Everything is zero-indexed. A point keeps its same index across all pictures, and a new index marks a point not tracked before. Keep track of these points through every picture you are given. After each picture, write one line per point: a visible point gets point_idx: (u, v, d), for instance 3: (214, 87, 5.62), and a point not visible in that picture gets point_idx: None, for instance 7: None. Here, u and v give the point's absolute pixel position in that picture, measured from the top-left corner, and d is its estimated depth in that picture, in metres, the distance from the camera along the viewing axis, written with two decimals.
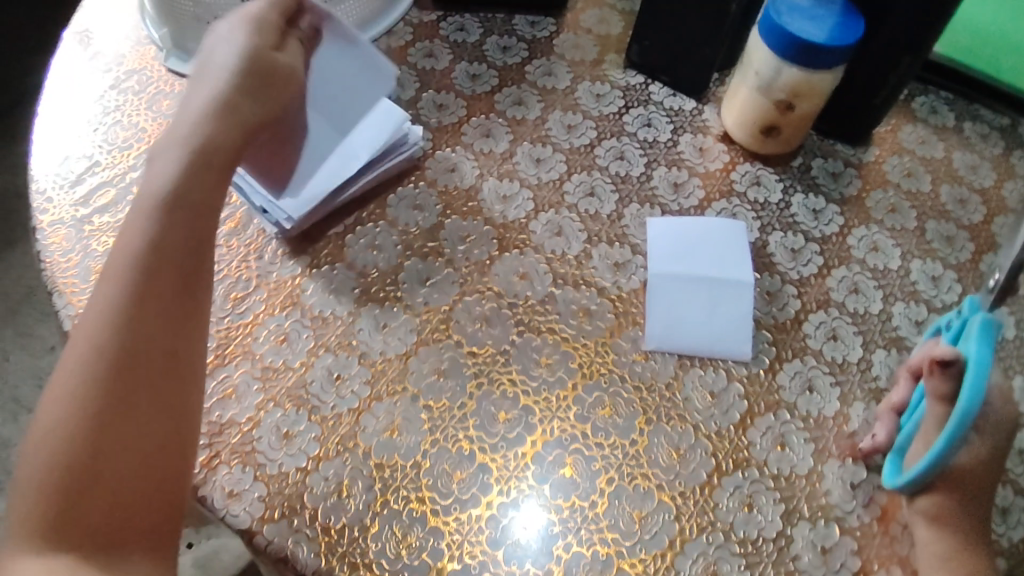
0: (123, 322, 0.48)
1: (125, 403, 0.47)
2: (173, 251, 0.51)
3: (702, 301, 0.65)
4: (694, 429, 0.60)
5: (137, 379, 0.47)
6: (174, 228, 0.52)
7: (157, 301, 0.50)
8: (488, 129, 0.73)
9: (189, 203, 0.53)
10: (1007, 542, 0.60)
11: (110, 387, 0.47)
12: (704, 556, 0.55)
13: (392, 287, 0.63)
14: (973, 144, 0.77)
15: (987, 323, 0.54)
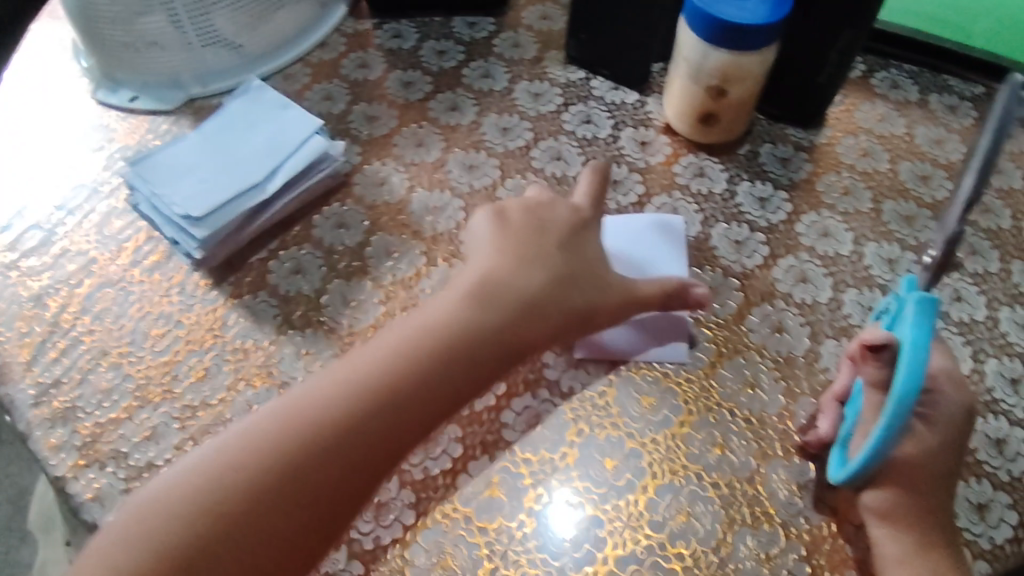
0: (354, 426, 0.47)
1: (285, 491, 0.45)
2: (415, 391, 0.49)
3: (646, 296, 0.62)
4: (628, 438, 0.58)
5: (302, 481, 0.45)
6: (450, 375, 0.50)
7: (365, 434, 0.47)
8: (420, 138, 0.71)
9: (466, 373, 0.50)
10: (986, 543, 0.56)
11: (267, 480, 0.45)
12: (638, 571, 0.53)
13: (315, 311, 0.62)
14: (940, 117, 0.74)
15: (924, 304, 0.49)
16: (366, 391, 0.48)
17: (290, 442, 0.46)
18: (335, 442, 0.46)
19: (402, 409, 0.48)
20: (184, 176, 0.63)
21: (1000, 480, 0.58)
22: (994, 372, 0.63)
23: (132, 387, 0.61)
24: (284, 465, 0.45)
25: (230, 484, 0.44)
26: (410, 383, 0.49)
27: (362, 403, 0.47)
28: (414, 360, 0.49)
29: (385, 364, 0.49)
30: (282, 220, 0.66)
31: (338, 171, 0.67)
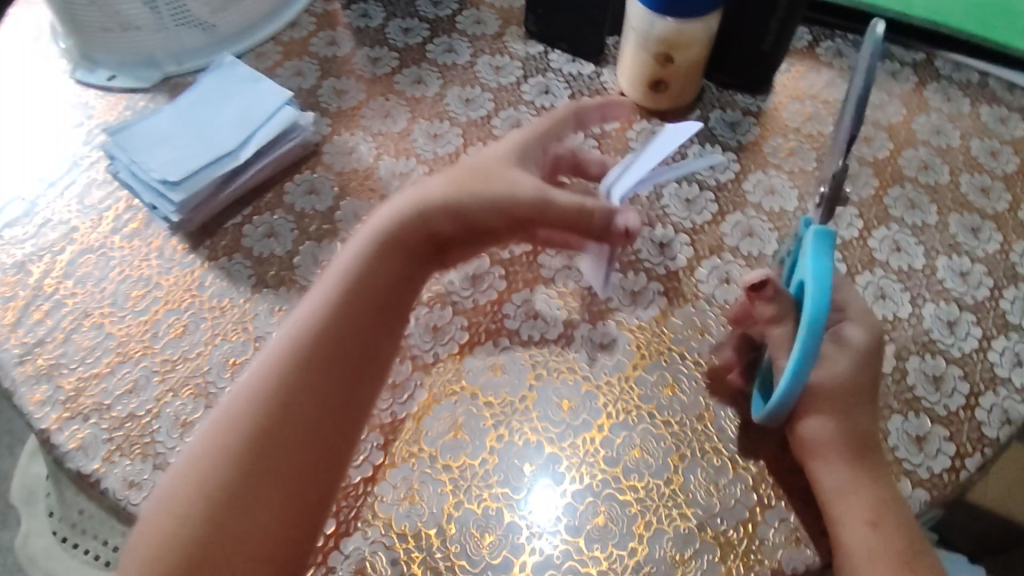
0: (284, 364, 0.52)
1: (271, 440, 0.50)
2: (349, 329, 0.55)
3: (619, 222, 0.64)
4: (584, 381, 0.62)
5: (282, 430, 0.51)
6: (349, 291, 0.55)
7: (334, 369, 0.54)
8: (387, 109, 0.74)
9: (359, 284, 0.56)
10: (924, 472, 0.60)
11: (251, 450, 0.49)
12: (593, 502, 0.57)
13: (288, 271, 0.66)
14: (881, 83, 0.79)
15: (822, 236, 0.53)
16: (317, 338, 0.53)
17: (254, 410, 0.51)
18: (296, 387, 0.52)
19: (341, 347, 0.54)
20: (161, 145, 0.66)
21: (936, 414, 0.62)
22: (931, 315, 0.66)
23: (114, 344, 0.64)
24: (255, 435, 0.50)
25: (221, 460, 0.49)
26: (350, 321, 0.55)
27: (308, 353, 0.53)
28: (331, 302, 0.55)
29: (316, 311, 0.54)
30: (255, 187, 0.70)
31: (308, 141, 0.71)
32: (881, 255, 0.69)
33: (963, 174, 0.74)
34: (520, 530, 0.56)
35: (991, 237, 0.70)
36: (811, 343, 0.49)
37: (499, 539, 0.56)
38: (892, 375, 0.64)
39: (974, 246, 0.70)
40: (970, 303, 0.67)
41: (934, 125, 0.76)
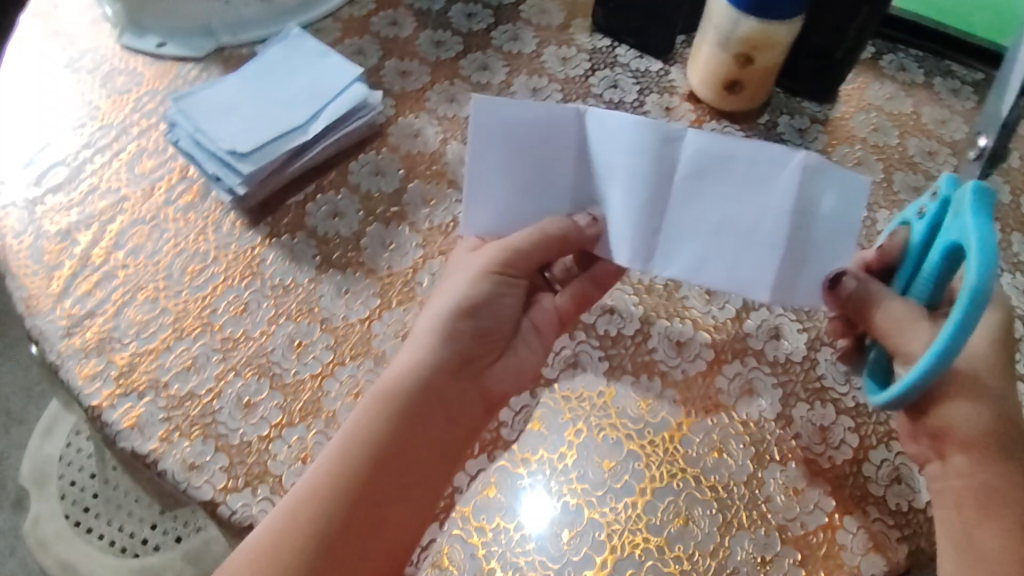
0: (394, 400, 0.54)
1: (383, 463, 0.51)
2: (432, 385, 0.54)
3: (617, 192, 0.56)
4: (662, 378, 0.61)
5: (365, 486, 0.50)
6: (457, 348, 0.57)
7: (420, 422, 0.53)
8: (453, 94, 0.72)
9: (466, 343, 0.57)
10: None
11: (320, 514, 0.48)
12: (675, 502, 0.56)
13: (354, 252, 0.63)
14: (942, 98, 0.77)
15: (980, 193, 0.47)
16: (384, 401, 0.53)
17: (370, 434, 0.51)
18: (401, 411, 0.53)
19: (432, 400, 0.54)
20: (228, 114, 0.66)
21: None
22: None
23: (170, 320, 0.61)
24: (331, 499, 0.49)
25: (300, 522, 0.48)
26: (432, 373, 0.54)
27: (380, 419, 0.52)
28: (410, 369, 0.54)
29: (429, 350, 0.56)
30: (321, 164, 0.67)
31: (374, 121, 0.69)
32: None
33: None
34: (601, 527, 0.54)
35: None
36: (969, 318, 0.43)
37: (580, 535, 0.54)
38: None
39: None
40: None
41: None
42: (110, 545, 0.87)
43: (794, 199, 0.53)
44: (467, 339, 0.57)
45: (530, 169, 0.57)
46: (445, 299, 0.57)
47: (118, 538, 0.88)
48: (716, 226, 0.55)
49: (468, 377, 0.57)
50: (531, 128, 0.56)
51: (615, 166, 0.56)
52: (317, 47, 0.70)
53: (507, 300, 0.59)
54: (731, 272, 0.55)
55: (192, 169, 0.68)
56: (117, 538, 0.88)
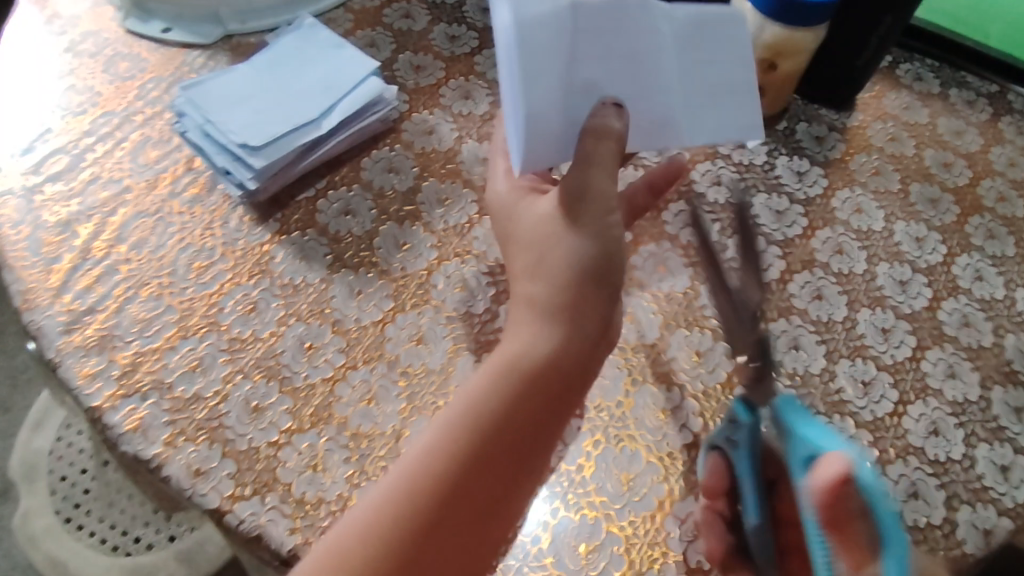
0: (461, 443, 0.42)
1: (455, 495, 0.41)
2: (550, 373, 0.44)
3: (620, 61, 0.48)
4: (681, 388, 0.59)
5: (474, 476, 0.41)
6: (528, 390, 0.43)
7: (534, 406, 0.43)
8: (468, 91, 0.70)
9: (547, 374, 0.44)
10: (1011, 501, 0.57)
11: (422, 505, 0.40)
12: (694, 516, 0.54)
13: (367, 251, 0.62)
14: (958, 110, 0.77)
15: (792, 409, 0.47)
16: (506, 372, 0.44)
17: (434, 458, 0.41)
18: (478, 434, 0.42)
19: (544, 387, 0.44)
20: (238, 105, 0.64)
21: (1019, 445, 0.59)
22: (1013, 346, 0.64)
23: (175, 318, 0.58)
24: (433, 489, 0.41)
25: (397, 515, 0.40)
26: (563, 353, 0.45)
27: (502, 391, 0.43)
28: (522, 340, 0.45)
29: (503, 364, 0.44)
30: (333, 160, 0.66)
31: (388, 116, 0.67)
32: (964, 282, 0.67)
33: None
34: (619, 541, 0.53)
35: None
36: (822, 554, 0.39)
37: (599, 548, 0.53)
38: (978, 403, 0.61)
39: None
40: None
41: (1008, 156, 0.74)
42: (101, 542, 0.86)
43: (745, 48, 0.53)
44: (574, 309, 0.45)
45: (556, 62, 0.46)
46: (553, 259, 0.46)
47: (110, 536, 0.86)
48: (711, 90, 0.52)
49: (587, 366, 0.46)
50: (545, 27, 0.46)
51: (634, 46, 0.48)
52: (332, 40, 0.68)
53: (608, 257, 0.46)
54: (721, 123, 0.53)
55: (198, 160, 0.65)
56: (109, 536, 0.86)
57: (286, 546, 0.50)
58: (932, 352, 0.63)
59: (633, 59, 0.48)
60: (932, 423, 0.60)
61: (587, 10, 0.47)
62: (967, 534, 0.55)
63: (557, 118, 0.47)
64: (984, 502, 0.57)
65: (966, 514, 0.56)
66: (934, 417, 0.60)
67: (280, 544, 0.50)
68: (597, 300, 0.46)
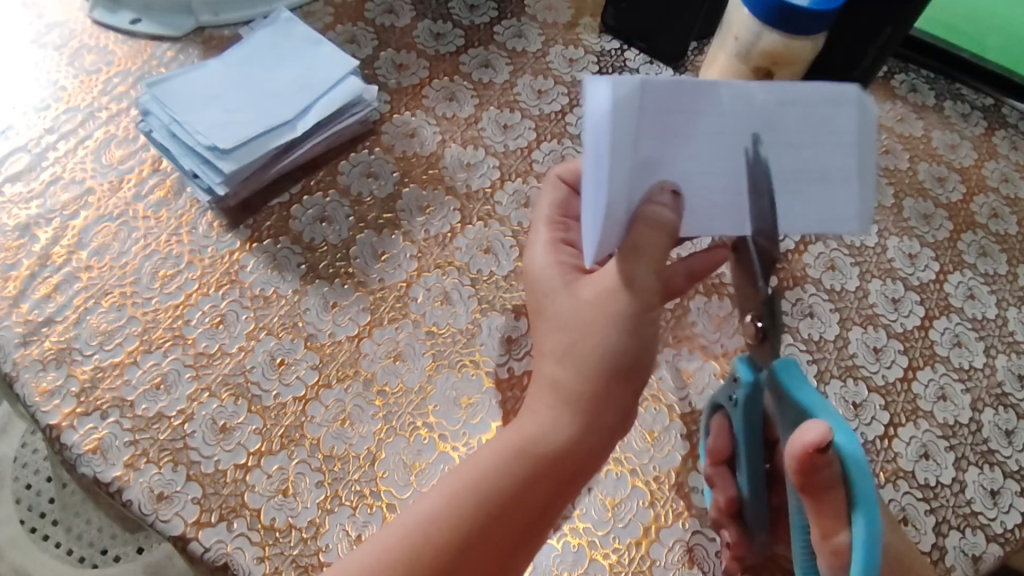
0: (466, 517, 0.43)
1: (447, 569, 0.42)
2: (565, 460, 0.45)
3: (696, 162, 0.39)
4: (667, 409, 0.57)
5: (475, 549, 0.43)
6: (539, 474, 0.44)
7: (542, 490, 0.44)
8: (452, 92, 0.67)
9: (562, 461, 0.45)
10: (1000, 528, 0.55)
11: (421, 568, 0.42)
12: (681, 543, 0.52)
13: (342, 261, 0.59)
14: (953, 123, 0.75)
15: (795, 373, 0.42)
16: (518, 453, 0.45)
17: (436, 531, 0.42)
18: (484, 513, 0.43)
19: (557, 474, 0.45)
20: (208, 104, 0.60)
21: (1009, 469, 0.58)
22: (1003, 367, 0.62)
23: (138, 331, 0.55)
24: (434, 556, 0.42)
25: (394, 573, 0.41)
26: (578, 446, 0.45)
27: (514, 474, 0.44)
28: (541, 426, 0.45)
29: (519, 445, 0.45)
30: (308, 163, 0.62)
31: (368, 118, 0.64)
32: (957, 301, 0.65)
33: None
34: (603, 570, 0.51)
35: None
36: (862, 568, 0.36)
37: None
38: (968, 426, 0.59)
39: None
40: None
41: (1002, 172, 0.72)
42: (67, 554, 0.85)
43: (859, 131, 0.40)
44: (596, 402, 0.45)
45: (645, 156, 0.38)
46: (583, 346, 0.45)
47: (77, 548, 0.85)
48: (791, 173, 0.41)
49: (599, 455, 0.46)
50: (639, 114, 0.37)
51: (698, 162, 0.39)
52: (311, 35, 0.65)
53: (639, 357, 0.46)
54: (814, 215, 0.43)
55: (165, 162, 0.62)
56: (75, 547, 0.85)
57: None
58: (924, 372, 0.61)
59: (687, 168, 0.39)
60: (922, 446, 0.58)
61: (671, 98, 0.37)
62: (956, 561, 0.54)
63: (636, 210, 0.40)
64: (973, 528, 0.55)
65: (956, 540, 0.55)
66: (925, 440, 0.58)
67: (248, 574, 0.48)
68: (622, 397, 0.46)
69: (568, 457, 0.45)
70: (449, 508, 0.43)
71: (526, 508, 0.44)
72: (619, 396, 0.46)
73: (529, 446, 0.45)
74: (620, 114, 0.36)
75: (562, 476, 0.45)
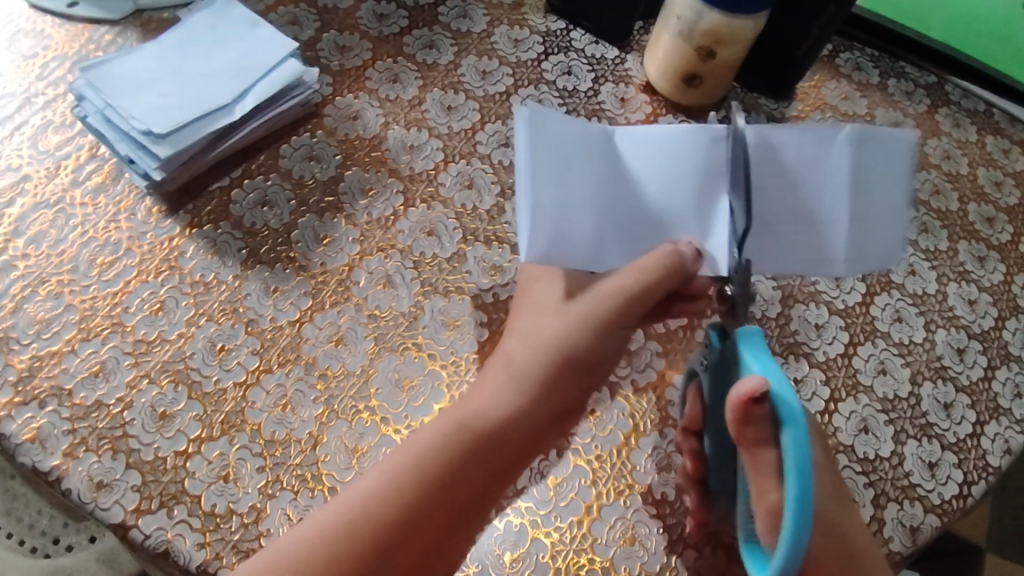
0: (406, 491, 0.44)
1: (388, 544, 0.42)
2: (506, 436, 0.47)
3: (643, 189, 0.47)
4: (611, 389, 0.57)
5: (413, 525, 0.43)
6: (479, 452, 0.46)
7: (481, 470, 0.46)
8: (396, 73, 0.67)
9: (504, 440, 0.47)
10: (937, 499, 0.57)
11: (359, 545, 0.42)
12: (622, 520, 0.53)
13: (284, 246, 0.58)
14: (897, 101, 0.75)
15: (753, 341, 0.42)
16: (457, 430, 0.46)
17: (375, 508, 0.43)
18: (424, 487, 0.44)
19: (496, 452, 0.46)
20: (144, 89, 0.59)
21: (947, 441, 0.59)
22: (942, 342, 0.64)
23: (76, 319, 0.55)
24: (375, 534, 0.42)
25: (329, 558, 0.41)
26: (518, 423, 0.47)
27: (453, 449, 0.45)
28: (486, 407, 0.48)
29: (461, 421, 0.47)
30: (248, 147, 0.62)
31: (309, 100, 0.63)
32: (898, 277, 0.66)
33: (972, 204, 0.71)
34: (545, 549, 0.51)
35: (996, 267, 0.68)
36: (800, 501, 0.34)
37: (523, 557, 0.51)
38: (908, 399, 0.61)
39: (981, 275, 0.67)
40: (978, 332, 0.64)
41: (944, 148, 0.73)
42: (18, 544, 0.85)
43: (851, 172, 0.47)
44: (550, 391, 0.48)
45: (583, 184, 0.45)
46: (544, 337, 0.49)
47: (28, 538, 0.86)
48: (772, 214, 0.47)
49: (542, 436, 0.48)
50: (573, 150, 0.44)
51: (659, 195, 0.47)
52: (251, 17, 0.64)
53: (596, 353, 0.49)
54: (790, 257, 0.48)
55: (102, 147, 0.61)
56: (27, 537, 0.86)
57: (195, 562, 0.48)
58: (865, 348, 0.62)
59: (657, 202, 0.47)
60: (862, 420, 0.59)
61: (626, 141, 0.47)
62: (894, 532, 0.55)
63: (586, 240, 0.45)
64: (911, 500, 0.56)
65: (894, 512, 0.56)
66: (864, 414, 0.60)
67: (188, 560, 0.48)
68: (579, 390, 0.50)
69: (511, 436, 0.47)
70: (387, 483, 0.44)
71: (468, 485, 0.45)
72: (571, 388, 0.49)
73: (469, 426, 0.46)
74: (534, 154, 0.43)
75: (507, 454, 0.47)
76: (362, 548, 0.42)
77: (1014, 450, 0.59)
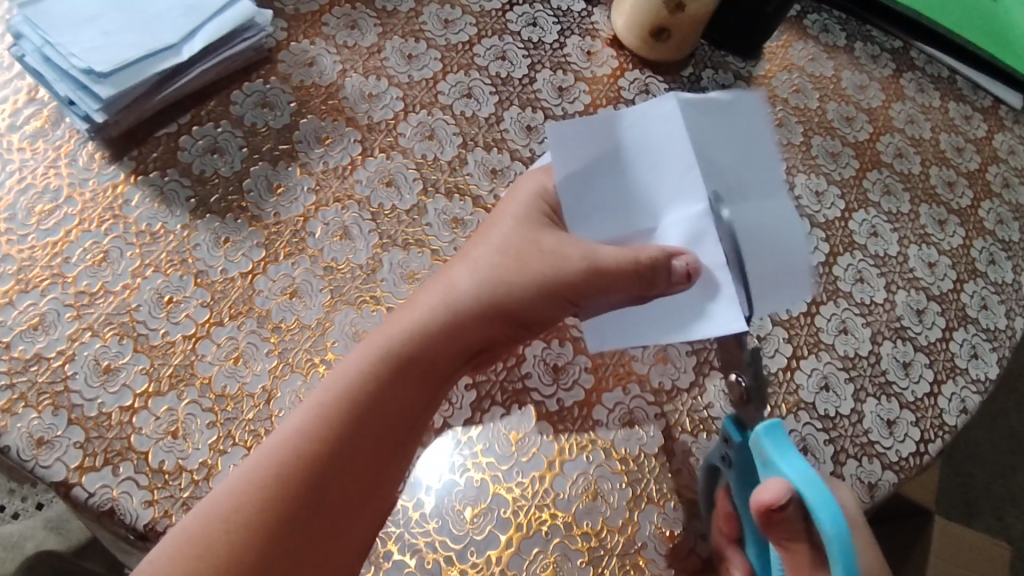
0: (337, 418, 0.42)
1: (329, 472, 0.41)
2: (430, 352, 0.45)
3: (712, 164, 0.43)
4: (574, 345, 0.56)
5: (352, 450, 0.42)
6: (408, 378, 0.44)
7: (412, 385, 0.44)
8: (354, 20, 0.64)
9: (428, 366, 0.45)
10: (894, 456, 0.57)
11: (288, 488, 0.40)
12: (584, 475, 0.52)
13: (236, 195, 0.56)
14: (863, 64, 0.75)
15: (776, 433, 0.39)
16: (383, 357, 0.44)
17: (301, 443, 0.41)
18: (356, 417, 0.42)
19: (422, 372, 0.45)
20: (85, 26, 0.56)
21: (905, 400, 0.59)
22: (902, 303, 0.63)
23: (13, 270, 0.52)
24: (302, 472, 0.40)
25: (266, 498, 0.39)
26: (442, 347, 0.46)
27: (377, 375, 0.43)
28: (404, 340, 0.45)
29: (390, 347, 0.45)
30: (197, 91, 0.59)
31: (261, 44, 0.61)
32: (861, 238, 0.65)
33: (933, 167, 0.71)
34: (507, 504, 0.50)
35: (956, 231, 0.68)
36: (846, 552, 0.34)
37: (484, 512, 0.50)
38: (868, 358, 0.60)
39: (942, 238, 0.67)
40: (937, 294, 0.64)
41: (908, 113, 0.73)
42: None
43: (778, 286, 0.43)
44: (471, 329, 0.47)
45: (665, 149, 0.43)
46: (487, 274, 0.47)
47: None
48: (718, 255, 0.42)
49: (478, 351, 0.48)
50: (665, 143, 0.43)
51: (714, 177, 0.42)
52: None
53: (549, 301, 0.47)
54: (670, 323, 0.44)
55: (40, 91, 0.58)
56: None
57: (141, 521, 0.45)
58: (827, 307, 0.62)
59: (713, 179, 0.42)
60: (823, 378, 0.59)
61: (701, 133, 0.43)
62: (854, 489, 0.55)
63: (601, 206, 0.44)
64: (869, 457, 0.56)
65: (853, 468, 0.56)
66: (826, 372, 0.59)
67: (135, 518, 0.45)
68: (516, 338, 0.50)
69: (439, 353, 0.46)
70: (314, 414, 0.42)
71: (409, 404, 0.44)
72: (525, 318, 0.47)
73: (395, 351, 0.44)
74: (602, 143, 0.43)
75: (445, 363, 0.46)
76: (304, 476, 0.40)
77: (969, 409, 0.60)
